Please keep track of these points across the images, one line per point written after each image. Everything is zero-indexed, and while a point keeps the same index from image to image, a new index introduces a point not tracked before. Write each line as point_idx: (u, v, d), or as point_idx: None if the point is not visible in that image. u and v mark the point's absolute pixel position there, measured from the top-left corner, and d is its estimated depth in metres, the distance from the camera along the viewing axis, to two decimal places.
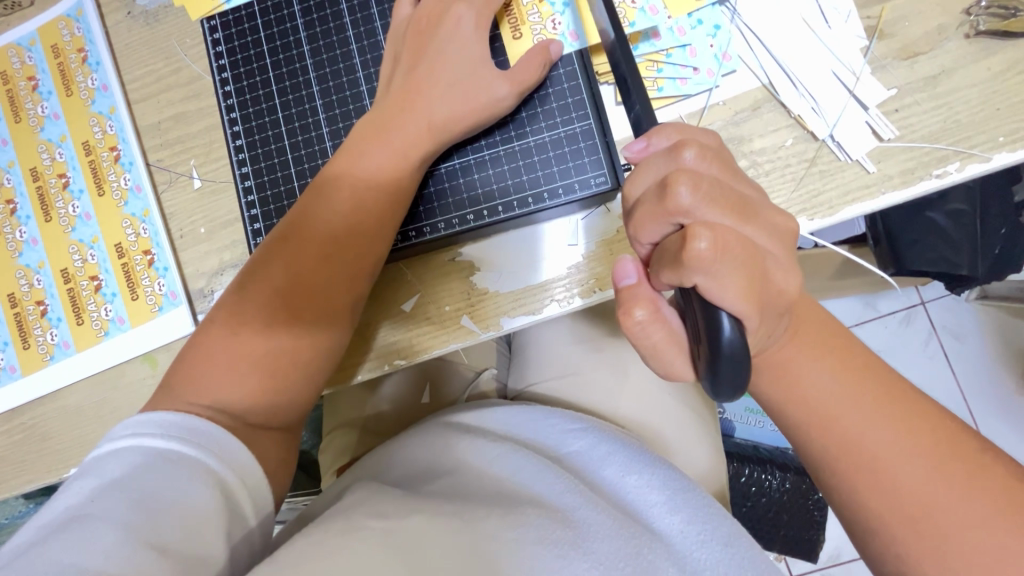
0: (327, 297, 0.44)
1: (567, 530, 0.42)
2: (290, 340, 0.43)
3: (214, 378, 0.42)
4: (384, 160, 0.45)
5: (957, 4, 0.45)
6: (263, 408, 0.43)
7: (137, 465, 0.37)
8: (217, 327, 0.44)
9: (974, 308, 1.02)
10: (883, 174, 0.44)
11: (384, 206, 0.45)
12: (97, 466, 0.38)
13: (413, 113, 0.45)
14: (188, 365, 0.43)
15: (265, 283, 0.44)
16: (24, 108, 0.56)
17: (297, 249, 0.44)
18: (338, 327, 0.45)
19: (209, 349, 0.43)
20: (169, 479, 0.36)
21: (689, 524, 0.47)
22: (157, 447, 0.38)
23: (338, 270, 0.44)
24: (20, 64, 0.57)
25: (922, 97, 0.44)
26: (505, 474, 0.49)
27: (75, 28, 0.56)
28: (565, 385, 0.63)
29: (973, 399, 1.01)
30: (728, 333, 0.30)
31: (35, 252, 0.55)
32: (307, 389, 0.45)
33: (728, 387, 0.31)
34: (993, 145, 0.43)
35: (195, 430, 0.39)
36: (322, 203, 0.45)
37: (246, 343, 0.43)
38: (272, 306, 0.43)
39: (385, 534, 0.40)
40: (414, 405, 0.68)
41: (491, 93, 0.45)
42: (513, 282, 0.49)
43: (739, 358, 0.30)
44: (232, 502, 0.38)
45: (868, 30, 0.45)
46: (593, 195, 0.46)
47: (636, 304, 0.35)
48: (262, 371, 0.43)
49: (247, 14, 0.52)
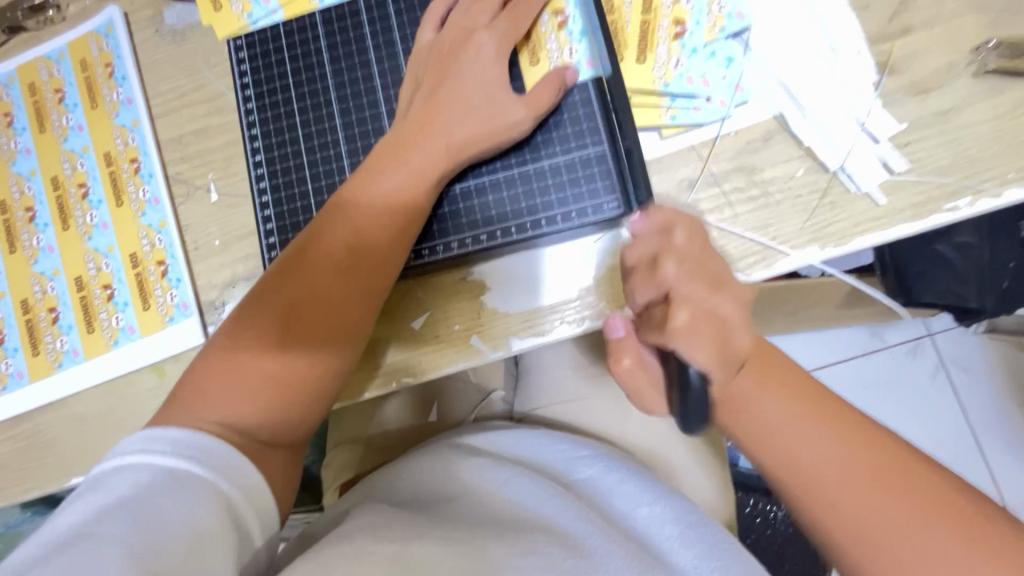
0: (340, 313, 0.44)
1: (577, 560, 0.42)
2: (301, 355, 0.43)
3: (223, 389, 0.42)
4: (400, 180, 0.45)
5: (966, 43, 0.46)
6: (271, 423, 0.43)
7: (143, 484, 0.36)
8: (230, 339, 0.44)
9: (982, 342, 1.02)
10: (894, 208, 0.44)
11: (399, 225, 0.46)
12: (100, 484, 0.37)
13: (433, 134, 0.46)
14: (200, 374, 0.43)
15: (278, 295, 0.44)
16: (49, 119, 0.58)
17: (312, 264, 0.45)
18: (346, 345, 0.45)
19: (222, 362, 0.43)
20: (177, 497, 0.36)
21: (702, 560, 0.47)
22: (164, 465, 0.37)
23: (353, 286, 0.44)
24: (48, 76, 0.58)
25: (933, 132, 0.45)
26: (513, 500, 0.48)
27: (104, 44, 0.57)
28: (571, 408, 0.63)
29: (982, 434, 1.00)
30: (694, 378, 0.35)
31: (50, 259, 0.56)
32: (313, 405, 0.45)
33: (695, 421, 0.37)
34: (1004, 181, 0.44)
35: (203, 447, 0.39)
36: (339, 220, 0.45)
37: (259, 355, 0.43)
38: (284, 320, 0.44)
39: (392, 559, 0.39)
40: (419, 424, 0.68)
41: (508, 117, 0.46)
42: (521, 303, 0.49)
43: (704, 398, 0.36)
44: (239, 522, 0.38)
45: (878, 66, 0.46)
46: (605, 219, 0.47)
47: (623, 354, 0.41)
48: (272, 383, 0.43)
49: (273, 35, 0.54)
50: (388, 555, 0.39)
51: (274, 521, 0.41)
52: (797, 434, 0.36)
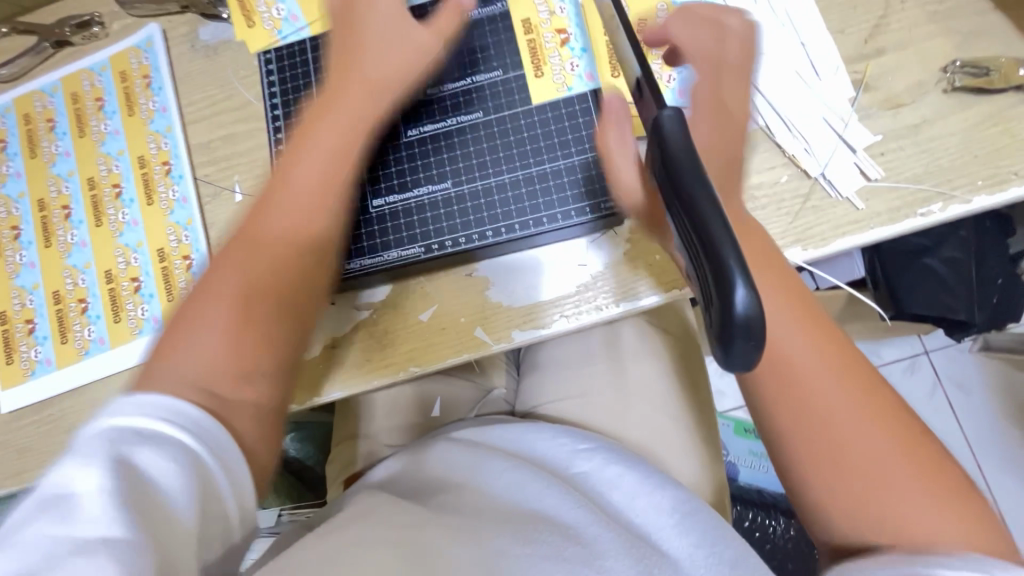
0: (297, 238, 0.44)
1: (579, 548, 0.43)
2: (260, 289, 0.41)
3: (190, 343, 0.39)
4: (336, 112, 0.48)
5: (935, 63, 0.50)
6: (217, 375, 0.38)
7: (121, 446, 0.32)
8: (183, 307, 0.40)
9: (977, 359, 1.04)
10: (871, 212, 0.48)
11: (341, 148, 0.47)
12: (77, 447, 0.32)
13: (356, 68, 0.49)
14: (170, 335, 0.40)
15: (236, 242, 0.43)
16: (89, 124, 0.62)
17: (265, 203, 0.45)
18: (306, 284, 0.44)
19: (174, 327, 0.39)
20: (169, 462, 0.33)
21: (696, 548, 0.48)
22: (152, 428, 0.34)
23: (304, 210, 0.44)
24: (89, 86, 0.63)
25: (906, 143, 0.49)
26: (512, 491, 0.50)
27: (142, 57, 0.62)
28: (569, 405, 0.65)
29: (980, 452, 1.01)
30: (741, 296, 0.24)
31: (82, 254, 0.60)
32: (284, 350, 0.42)
33: (743, 359, 0.25)
34: (973, 188, 0.47)
35: (187, 412, 0.35)
36: (288, 159, 0.46)
37: (215, 304, 0.40)
38: (238, 264, 0.42)
39: (395, 545, 0.42)
40: (423, 420, 0.70)
41: (420, 41, 0.50)
42: (524, 297, 0.52)
43: (754, 319, 0.25)
44: (211, 499, 0.34)
45: (855, 83, 0.50)
46: (602, 218, 0.50)
47: (609, 130, 0.45)
48: (233, 337, 0.39)
49: (300, 49, 0.59)
50: (393, 542, 0.42)
51: (254, 507, 0.38)
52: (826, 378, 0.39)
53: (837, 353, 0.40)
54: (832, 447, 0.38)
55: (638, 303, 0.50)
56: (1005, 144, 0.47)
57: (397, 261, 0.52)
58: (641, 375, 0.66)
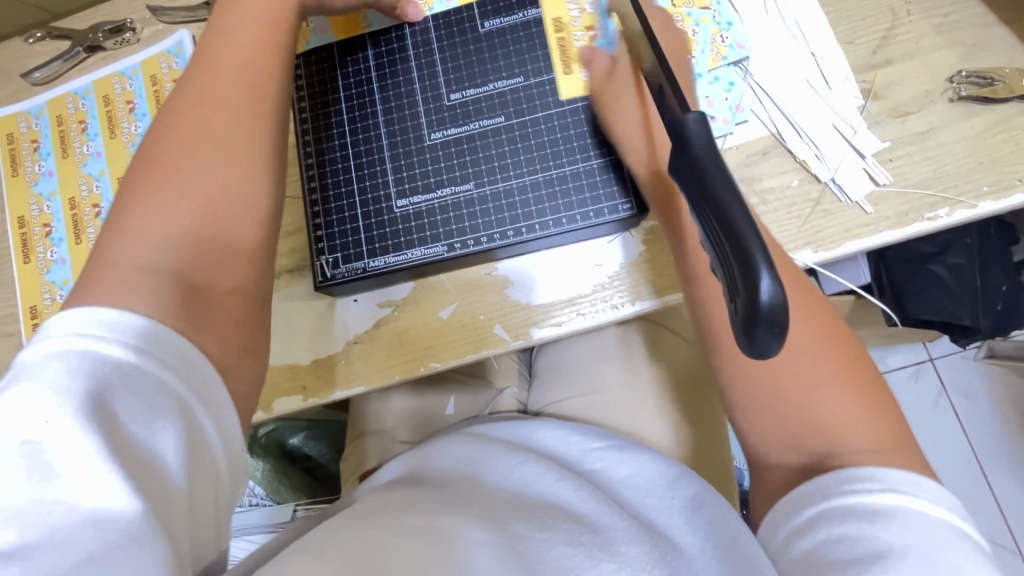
0: (238, 124, 0.41)
1: (594, 535, 0.44)
2: (195, 176, 0.38)
3: (132, 242, 0.35)
4: (259, 11, 0.46)
5: (941, 73, 0.52)
6: (166, 271, 0.35)
7: (85, 375, 0.29)
8: (132, 184, 0.38)
9: (982, 367, 1.05)
10: (880, 215, 0.49)
11: (268, 42, 0.45)
12: (29, 371, 0.29)
13: None
14: (102, 241, 0.36)
15: (162, 137, 0.40)
16: (119, 126, 0.64)
17: (196, 95, 0.41)
18: (272, 141, 0.42)
19: (123, 207, 0.37)
20: (142, 399, 0.30)
21: (708, 540, 0.47)
22: (117, 360, 0.30)
23: (242, 99, 0.42)
24: (121, 89, 0.65)
25: (913, 150, 0.50)
26: (526, 482, 0.51)
27: (172, 62, 0.65)
28: (583, 403, 0.66)
29: (985, 459, 1.02)
30: (765, 288, 0.26)
31: None
32: (242, 239, 0.39)
33: (767, 348, 0.27)
34: (978, 194, 0.49)
35: (158, 342, 0.32)
36: (215, 56, 0.43)
37: (146, 197, 0.37)
38: (166, 157, 0.39)
39: (420, 530, 0.43)
40: (439, 418, 0.72)
41: None
42: (541, 296, 0.54)
43: (778, 309, 0.26)
44: (200, 449, 0.32)
45: (863, 92, 0.52)
46: (621, 219, 0.52)
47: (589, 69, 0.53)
48: (195, 188, 0.38)
49: (325, 43, 0.58)
50: (416, 528, 0.43)
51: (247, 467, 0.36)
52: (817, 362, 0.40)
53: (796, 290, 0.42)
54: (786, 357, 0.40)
55: (653, 303, 0.52)
56: (1009, 151, 0.49)
57: (421, 260, 0.54)
58: (653, 374, 0.67)
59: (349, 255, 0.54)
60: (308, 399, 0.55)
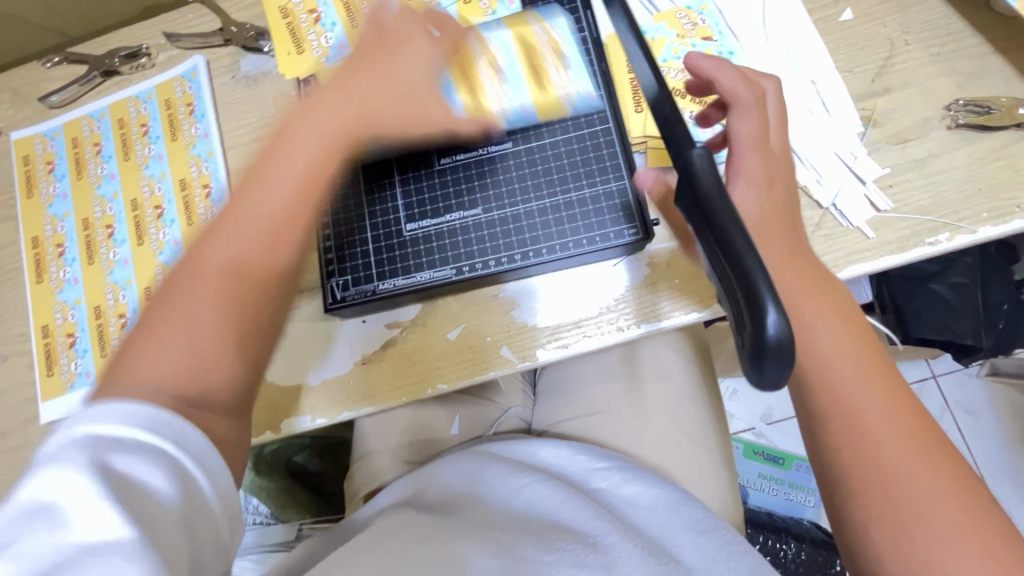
0: (276, 259, 0.41)
1: (596, 555, 0.45)
2: (220, 305, 0.39)
3: (151, 368, 0.36)
4: (325, 131, 0.45)
5: (939, 101, 0.53)
6: (182, 393, 0.36)
7: (94, 453, 0.30)
8: (159, 304, 0.39)
9: (986, 385, 1.05)
10: (881, 240, 0.50)
11: (319, 165, 0.44)
12: (40, 461, 0.31)
13: (351, 100, 0.47)
14: (124, 358, 0.37)
15: (202, 256, 0.40)
16: (133, 148, 0.66)
17: (234, 219, 0.41)
18: (296, 272, 0.43)
19: (147, 328, 0.38)
20: (147, 471, 0.31)
21: (714, 563, 0.48)
22: (121, 435, 0.32)
23: (281, 228, 0.42)
24: (135, 113, 0.67)
25: (913, 176, 0.51)
26: (531, 505, 0.52)
27: (187, 86, 0.66)
28: (588, 424, 0.67)
29: (991, 477, 1.01)
30: (770, 321, 0.27)
31: (124, 271, 0.62)
32: (247, 370, 0.40)
33: (774, 380, 0.28)
34: (978, 219, 0.49)
35: (161, 417, 0.33)
36: (265, 173, 0.43)
37: (172, 319, 0.38)
38: (202, 281, 0.39)
39: (432, 554, 0.43)
40: (444, 438, 0.72)
41: (426, 97, 0.50)
42: (545, 320, 0.54)
43: (784, 338, 0.27)
44: (201, 509, 0.33)
45: (863, 119, 0.53)
46: (625, 244, 0.53)
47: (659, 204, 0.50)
48: (206, 350, 0.37)
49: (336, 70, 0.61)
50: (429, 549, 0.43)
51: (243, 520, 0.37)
52: (880, 419, 0.40)
53: (878, 361, 0.43)
54: (833, 399, 0.41)
55: (659, 326, 0.53)
56: (1007, 177, 0.50)
57: (429, 283, 0.54)
58: (658, 391, 0.67)
59: (358, 277, 0.55)
60: (316, 419, 0.55)
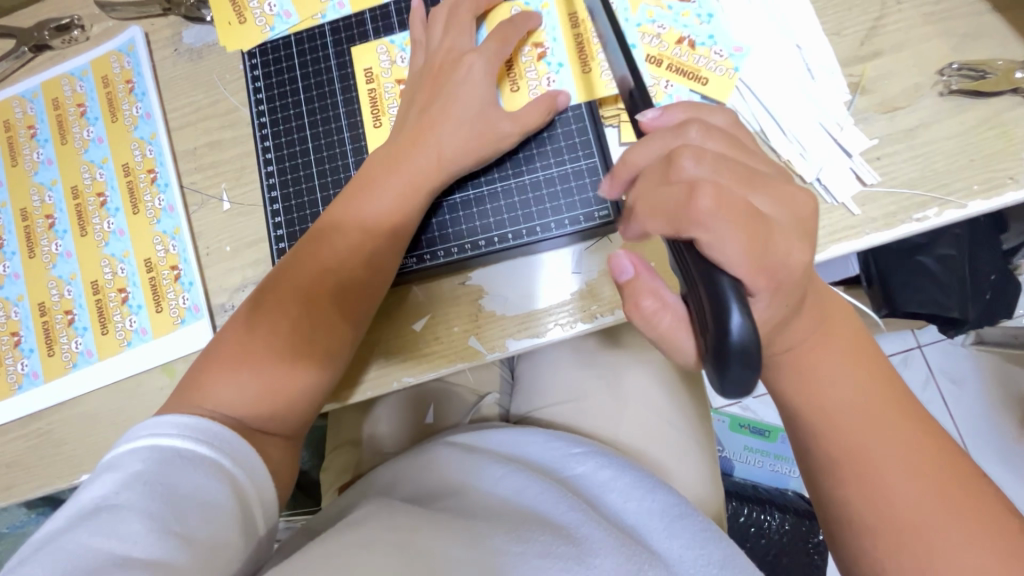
0: (357, 295, 0.48)
1: (570, 546, 0.43)
2: (305, 335, 0.47)
3: (227, 380, 0.45)
4: (403, 177, 0.49)
5: (931, 65, 0.49)
6: (260, 413, 0.45)
7: (153, 459, 0.39)
8: (253, 309, 0.48)
9: (971, 353, 1.04)
10: (867, 217, 0.47)
11: (401, 210, 0.49)
12: (115, 463, 0.40)
13: (427, 147, 0.49)
14: (207, 362, 0.47)
15: (295, 277, 0.48)
16: (71, 131, 0.61)
17: (322, 248, 0.49)
18: (360, 315, 0.49)
19: (236, 337, 0.47)
20: (192, 475, 0.39)
21: (687, 549, 0.47)
22: (173, 444, 0.40)
23: (361, 269, 0.48)
24: (71, 92, 0.62)
25: (901, 147, 0.48)
26: (509, 494, 0.50)
27: (125, 62, 0.61)
28: (566, 409, 0.65)
29: (974, 445, 1.01)
30: (732, 321, 0.27)
31: (67, 264, 0.58)
32: (305, 397, 0.47)
33: (737, 385, 0.28)
34: (969, 193, 0.47)
35: (211, 432, 0.42)
36: (355, 206, 0.49)
37: (265, 336, 0.46)
38: (298, 300, 0.47)
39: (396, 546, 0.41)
40: (418, 426, 0.69)
41: (497, 131, 0.50)
42: (515, 309, 0.51)
43: (749, 346, 0.27)
44: (243, 501, 0.41)
45: (851, 86, 0.50)
46: (595, 226, 0.51)
47: (641, 295, 0.37)
48: (276, 386, 0.46)
49: (285, 48, 0.58)
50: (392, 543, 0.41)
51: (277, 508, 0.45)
52: (859, 404, 0.39)
53: (856, 345, 0.41)
54: (813, 394, 0.40)
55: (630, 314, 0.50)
56: (1001, 146, 0.47)
57: None
58: (638, 375, 0.66)
59: None
60: None
